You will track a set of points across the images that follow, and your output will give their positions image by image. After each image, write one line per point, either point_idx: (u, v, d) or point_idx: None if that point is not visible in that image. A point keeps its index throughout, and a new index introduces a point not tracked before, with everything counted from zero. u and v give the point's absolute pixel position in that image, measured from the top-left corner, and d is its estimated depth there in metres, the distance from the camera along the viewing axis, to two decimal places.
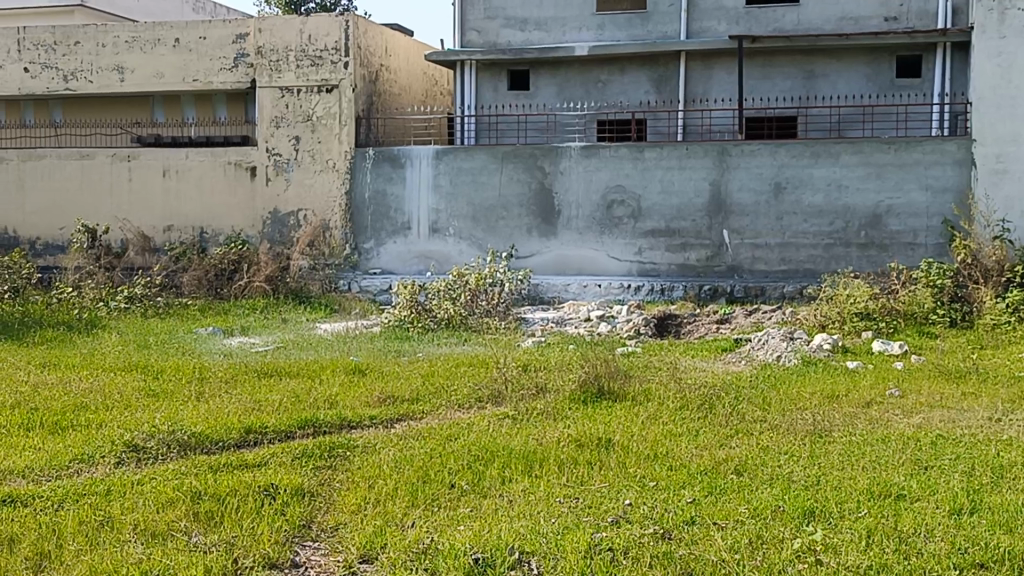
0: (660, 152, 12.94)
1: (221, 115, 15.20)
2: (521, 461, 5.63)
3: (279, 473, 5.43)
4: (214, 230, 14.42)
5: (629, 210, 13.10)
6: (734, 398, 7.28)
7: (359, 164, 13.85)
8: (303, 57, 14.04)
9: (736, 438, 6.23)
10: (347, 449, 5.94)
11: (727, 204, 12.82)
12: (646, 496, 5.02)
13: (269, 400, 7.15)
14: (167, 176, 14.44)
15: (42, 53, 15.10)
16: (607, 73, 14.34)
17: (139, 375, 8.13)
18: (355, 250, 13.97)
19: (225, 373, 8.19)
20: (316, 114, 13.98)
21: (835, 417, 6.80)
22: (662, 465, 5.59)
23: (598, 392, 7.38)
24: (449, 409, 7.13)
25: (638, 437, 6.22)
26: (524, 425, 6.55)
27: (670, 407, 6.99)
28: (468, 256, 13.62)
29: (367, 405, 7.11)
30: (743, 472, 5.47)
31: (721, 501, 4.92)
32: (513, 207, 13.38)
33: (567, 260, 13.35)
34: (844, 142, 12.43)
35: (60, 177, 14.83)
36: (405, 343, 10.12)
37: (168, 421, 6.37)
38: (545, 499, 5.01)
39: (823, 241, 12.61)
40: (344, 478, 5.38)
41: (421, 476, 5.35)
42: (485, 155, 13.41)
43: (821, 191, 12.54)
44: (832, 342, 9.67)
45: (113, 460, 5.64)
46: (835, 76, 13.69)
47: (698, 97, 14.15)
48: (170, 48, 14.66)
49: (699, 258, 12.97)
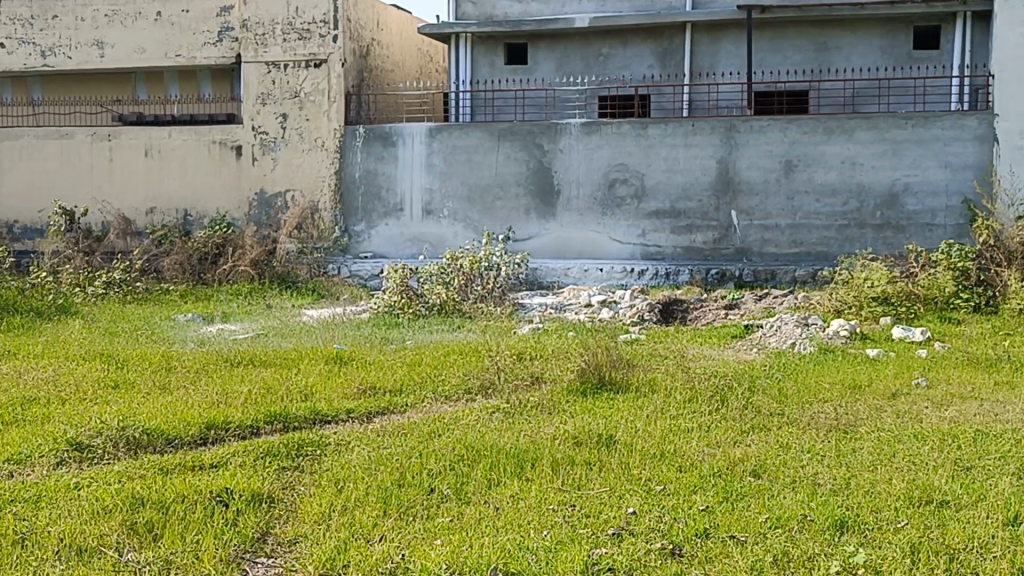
0: (665, 128, 12.27)
1: (207, 92, 14.61)
2: (512, 462, 4.99)
3: (236, 477, 4.78)
4: (199, 212, 13.74)
5: (633, 189, 12.45)
6: (747, 389, 6.65)
7: (349, 142, 13.19)
8: (290, 30, 13.37)
9: (752, 434, 5.60)
10: (318, 448, 5.30)
11: (735, 183, 12.16)
12: (651, 503, 4.39)
13: (236, 391, 6.52)
14: (149, 156, 13.75)
15: (18, 27, 14.41)
16: (608, 46, 13.65)
17: (103, 365, 7.49)
18: (344, 233, 13.31)
19: (195, 363, 7.54)
20: (303, 91, 13.33)
21: (860, 410, 6.16)
22: (670, 467, 4.96)
23: (599, 383, 6.73)
24: (435, 401, 6.48)
25: (642, 433, 5.58)
26: (517, 419, 5.91)
27: (677, 400, 6.35)
28: (464, 239, 12.96)
29: (345, 397, 6.46)
30: (761, 474, 4.84)
31: (737, 510, 4.29)
32: (510, 186, 12.73)
33: (568, 243, 12.69)
34: (859, 117, 11.75)
35: (39, 157, 14.14)
36: (394, 330, 9.50)
37: (120, 417, 5.71)
38: (536, 507, 4.37)
39: (837, 222, 11.95)
40: (307, 483, 4.74)
41: (397, 480, 4.72)
42: (481, 132, 12.73)
43: (835, 169, 11.87)
44: (850, 328, 9.04)
45: (53, 461, 5.01)
46: (850, 49, 13.01)
47: (705, 71, 13.48)
48: (151, 21, 13.99)
49: (706, 240, 12.32)
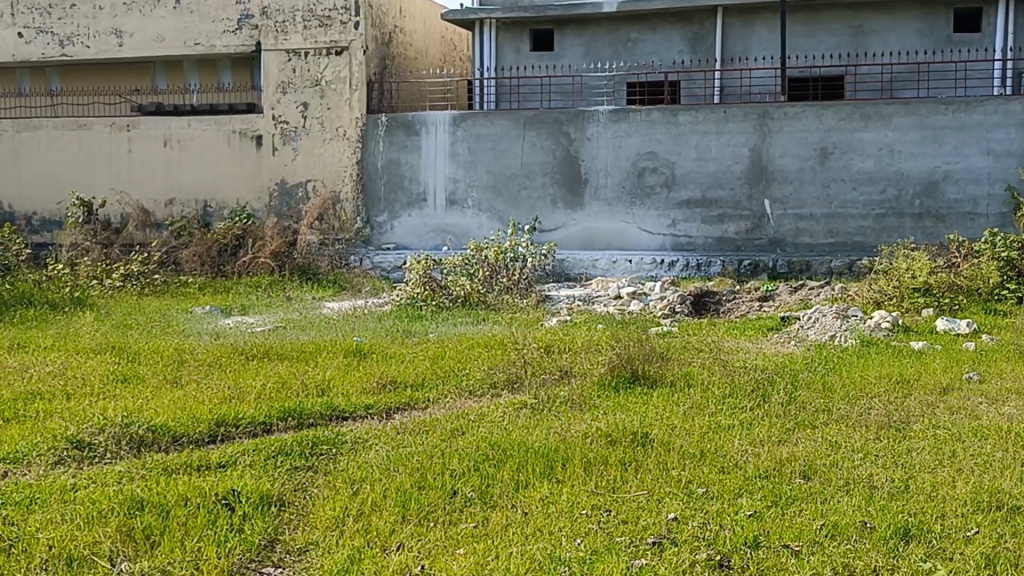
0: (696, 115, 11.88)
1: (226, 81, 14.31)
2: (541, 462, 4.64)
3: (244, 478, 4.45)
4: (218, 204, 13.44)
5: (662, 178, 12.06)
6: (790, 384, 6.27)
7: (371, 131, 12.87)
8: (310, 17, 13.06)
9: (797, 432, 5.23)
10: (334, 447, 4.97)
11: (769, 172, 11.75)
12: (695, 508, 4.04)
13: (249, 385, 6.20)
14: (168, 146, 13.46)
15: (36, 16, 14.12)
16: (637, 31, 13.24)
17: (112, 358, 7.19)
18: (366, 224, 13.00)
19: (208, 356, 7.22)
20: (324, 79, 13.02)
21: (910, 406, 5.78)
22: (712, 467, 4.61)
23: (631, 377, 6.38)
24: (459, 397, 6.14)
25: (679, 430, 5.22)
26: (546, 417, 5.53)
27: (716, 395, 5.98)
28: (488, 230, 12.61)
29: (363, 393, 6.13)
30: (811, 477, 4.49)
31: (787, 516, 3.95)
32: (536, 176, 12.37)
33: (595, 234, 12.34)
34: (897, 102, 11.33)
35: (57, 149, 13.86)
36: (417, 322, 9.17)
37: (124, 413, 5.40)
38: (567, 512, 4.02)
39: (874, 211, 11.52)
40: (320, 485, 4.40)
41: (418, 482, 4.38)
42: (506, 120, 12.38)
43: (872, 156, 11.45)
44: (892, 321, 8.64)
45: (51, 459, 4.71)
46: (887, 32, 12.56)
47: (737, 57, 13.07)
48: (169, 9, 13.65)
49: (739, 231, 11.92)
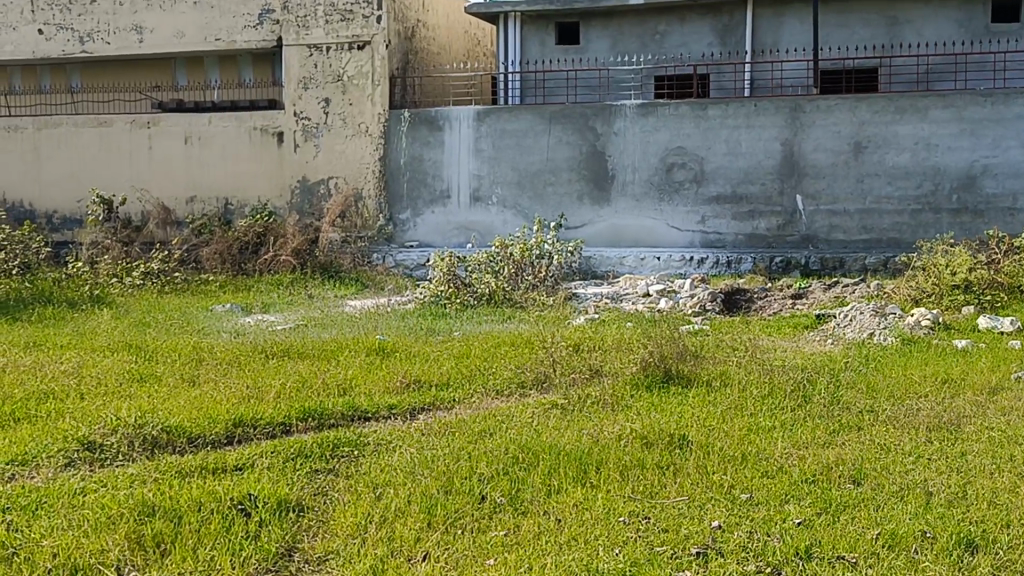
0: (726, 109, 11.61)
1: (247, 77, 14.12)
2: (574, 465, 4.40)
3: (262, 481, 4.22)
4: (240, 201, 13.25)
5: (692, 173, 11.78)
6: (832, 384, 6.00)
7: (394, 127, 12.65)
8: (332, 11, 12.84)
9: (842, 434, 4.97)
10: (355, 449, 4.74)
11: (801, 166, 11.46)
12: (739, 515, 3.79)
13: (268, 385, 5.98)
14: (189, 143, 13.27)
15: (57, 13, 13.93)
16: (665, 23, 12.99)
17: (129, 357, 6.98)
18: (389, 221, 12.78)
19: (227, 355, 7.00)
20: (347, 74, 12.81)
21: (959, 406, 5.49)
22: (755, 471, 4.36)
23: (665, 376, 6.13)
24: (485, 397, 5.90)
25: (717, 432, 4.97)
26: (576, 418, 5.28)
27: (754, 395, 5.72)
28: (513, 227, 12.36)
29: (386, 392, 5.90)
30: (862, 481, 4.24)
31: (839, 524, 3.70)
32: (562, 171, 12.11)
33: (623, 231, 12.07)
34: (933, 94, 11.02)
35: (78, 146, 13.66)
36: (441, 320, 8.93)
37: (138, 413, 5.18)
38: (604, 520, 3.77)
39: (909, 206, 11.20)
40: (340, 489, 4.17)
41: (444, 486, 4.14)
42: (532, 115, 12.14)
43: (908, 151, 11.14)
44: (932, 318, 8.34)
45: (61, 461, 4.50)
46: (922, 23, 12.25)
47: (767, 49, 12.78)
48: (190, 5, 13.47)
49: (770, 227, 11.63)
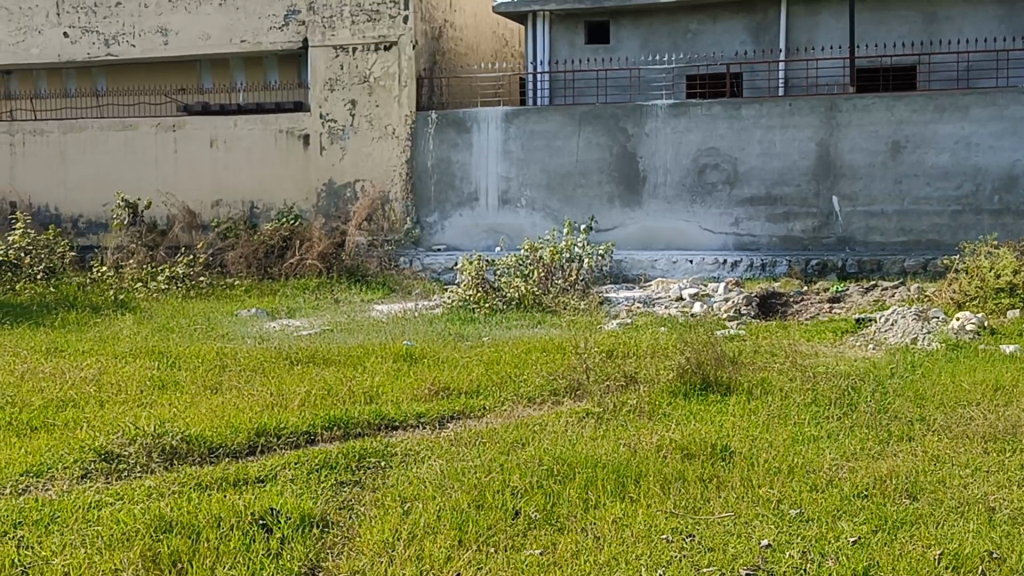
0: (760, 109, 11.34)
1: (273, 80, 13.98)
2: (612, 478, 4.17)
3: (284, 495, 4.02)
4: (266, 205, 13.10)
5: (725, 174, 11.53)
6: (879, 392, 5.74)
7: (421, 129, 12.47)
8: (358, 12, 12.65)
9: (894, 444, 4.72)
10: (382, 459, 4.54)
11: (837, 167, 11.18)
12: (790, 533, 3.57)
13: (293, 392, 5.79)
14: (215, 146, 13.13)
15: (82, 16, 13.82)
16: (697, 22, 12.75)
17: (152, 363, 6.81)
18: (416, 224, 12.59)
19: (251, 361, 6.82)
20: (373, 76, 12.63)
21: (1015, 414, 5.23)
22: (803, 485, 4.12)
23: (703, 383, 5.91)
24: (517, 405, 5.68)
25: (761, 443, 4.73)
26: (613, 427, 5.06)
27: (798, 403, 5.48)
28: (543, 230, 12.14)
29: (414, 400, 5.69)
30: (919, 497, 3.99)
31: (897, 543, 3.46)
32: (592, 173, 11.88)
33: (655, 233, 11.83)
34: (974, 93, 10.72)
35: (103, 149, 13.55)
36: (470, 325, 8.72)
37: (157, 422, 5.00)
38: (644, 538, 3.55)
39: (950, 208, 10.91)
40: (366, 503, 3.96)
41: (474, 500, 3.93)
42: (561, 116, 11.92)
43: (948, 150, 10.85)
44: (977, 323, 8.05)
45: (76, 473, 4.33)
46: (962, 19, 11.95)
47: (802, 47, 12.51)
48: (216, 6, 13.32)
49: (805, 229, 11.37)
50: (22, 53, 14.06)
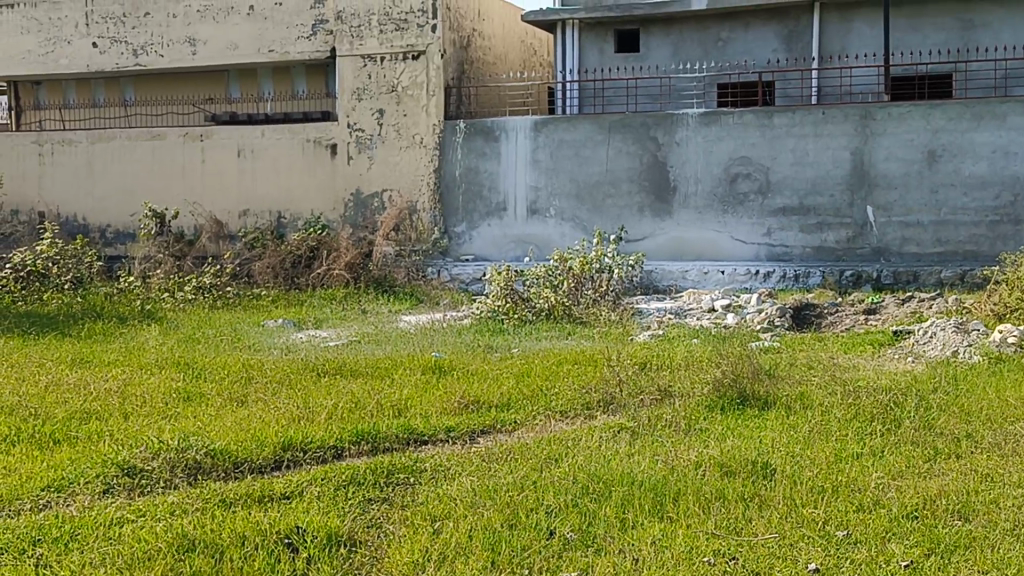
0: (792, 117, 11.16)
1: (300, 89, 13.92)
2: (650, 496, 4.02)
3: (310, 512, 3.89)
4: (293, 215, 13.02)
5: (757, 184, 11.35)
6: (923, 407, 5.55)
7: (448, 138, 12.36)
8: (386, 21, 12.56)
9: (942, 462, 4.55)
10: (411, 476, 4.40)
11: (872, 176, 10.99)
12: (838, 557, 3.41)
13: (320, 405, 5.66)
14: (242, 156, 13.07)
15: (111, 26, 13.79)
16: (728, 29, 12.58)
17: (177, 375, 6.71)
18: (444, 234, 12.48)
19: (277, 373, 6.70)
20: (401, 85, 12.53)
21: None
22: (848, 505, 3.96)
23: (741, 397, 5.74)
24: (549, 419, 5.54)
25: (804, 460, 4.56)
26: (649, 442, 4.91)
27: (839, 419, 5.31)
28: (572, 240, 12.01)
29: (444, 414, 5.56)
30: (972, 518, 3.82)
31: (951, 570, 3.30)
32: (622, 183, 11.74)
33: (685, 243, 11.66)
34: (1012, 101, 10.50)
35: (131, 159, 13.52)
36: (499, 336, 8.58)
37: (180, 435, 4.88)
38: (685, 561, 3.40)
39: (987, 217, 10.70)
40: (395, 522, 3.83)
41: (507, 520, 3.79)
42: (590, 125, 11.79)
43: (985, 159, 10.64)
44: (1019, 335, 7.84)
45: (98, 488, 4.22)
46: (999, 26, 11.74)
47: (835, 54, 12.33)
48: (244, 16, 13.27)
49: (839, 239, 11.17)
50: (52, 64, 14.06)
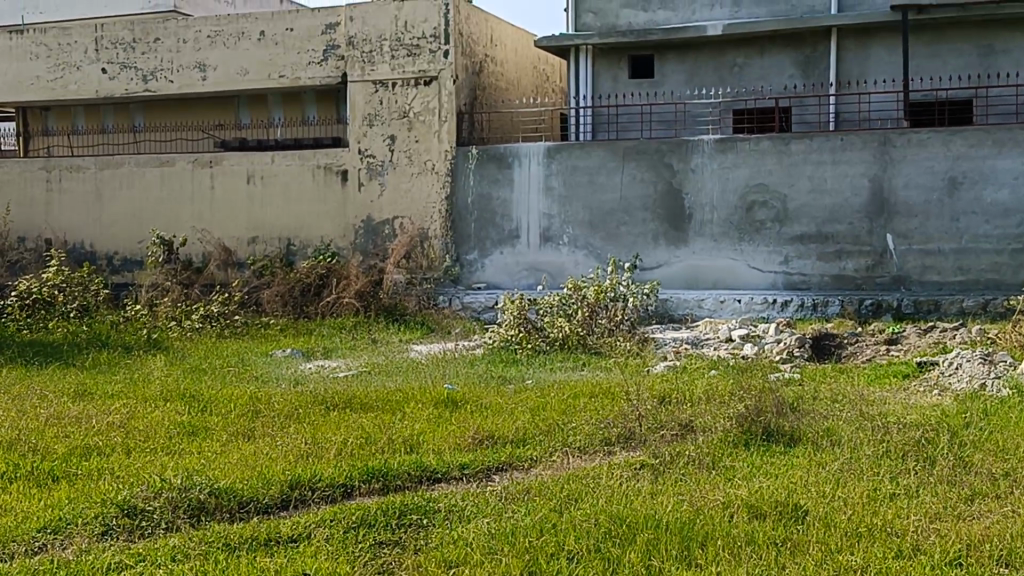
0: (810, 144, 10.99)
1: (311, 115, 13.81)
2: (678, 540, 3.82)
3: (319, 557, 3.69)
4: (302, 242, 12.85)
5: (774, 212, 11.16)
6: (956, 444, 5.33)
7: (460, 164, 12.20)
8: (398, 46, 12.43)
9: (981, 503, 4.34)
10: (424, 516, 4.20)
11: (892, 204, 10.79)
12: None
13: (329, 440, 5.46)
14: (252, 183, 12.93)
15: (120, 52, 13.67)
16: (744, 55, 12.42)
17: (182, 408, 6.52)
18: (456, 262, 12.30)
19: (284, 406, 6.51)
20: (412, 111, 12.38)
21: None
22: (886, 549, 3.75)
23: (765, 432, 5.53)
24: (566, 456, 5.33)
25: (836, 500, 4.35)
26: (672, 481, 4.70)
27: (869, 456, 5.09)
28: (585, 268, 11.81)
29: (458, 450, 5.35)
30: (1019, 566, 3.62)
31: None
32: (636, 210, 11.56)
33: (701, 272, 11.44)
34: None
35: (140, 186, 13.39)
36: (512, 368, 8.37)
37: (183, 473, 4.68)
38: None
39: (1009, 246, 10.49)
40: (408, 568, 3.62)
41: (526, 567, 3.58)
42: (604, 152, 11.63)
43: (1008, 186, 10.44)
44: None
45: (96, 530, 4.02)
46: (1019, 52, 11.57)
47: (853, 80, 12.17)
48: (254, 42, 13.15)
49: (858, 268, 10.95)
50: (61, 90, 13.94)
